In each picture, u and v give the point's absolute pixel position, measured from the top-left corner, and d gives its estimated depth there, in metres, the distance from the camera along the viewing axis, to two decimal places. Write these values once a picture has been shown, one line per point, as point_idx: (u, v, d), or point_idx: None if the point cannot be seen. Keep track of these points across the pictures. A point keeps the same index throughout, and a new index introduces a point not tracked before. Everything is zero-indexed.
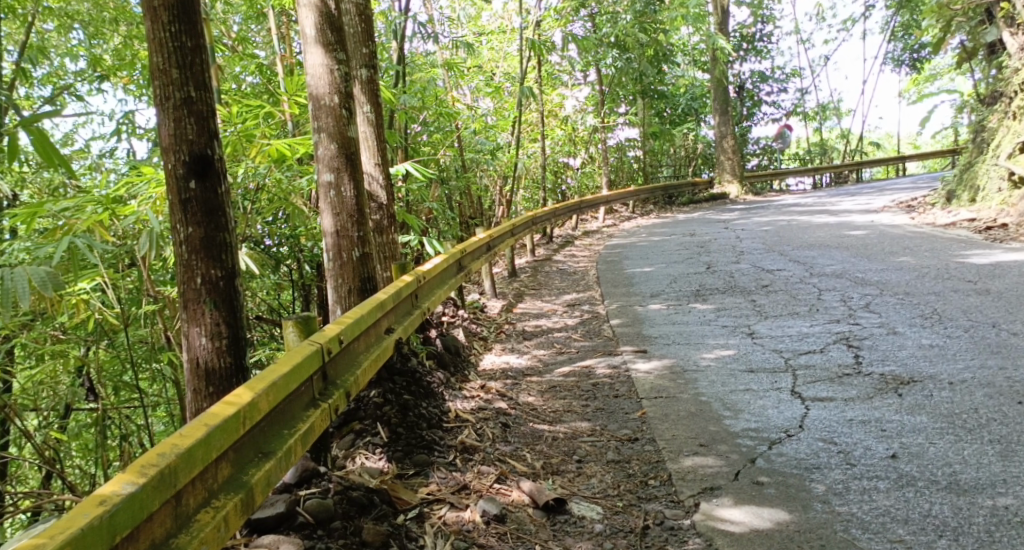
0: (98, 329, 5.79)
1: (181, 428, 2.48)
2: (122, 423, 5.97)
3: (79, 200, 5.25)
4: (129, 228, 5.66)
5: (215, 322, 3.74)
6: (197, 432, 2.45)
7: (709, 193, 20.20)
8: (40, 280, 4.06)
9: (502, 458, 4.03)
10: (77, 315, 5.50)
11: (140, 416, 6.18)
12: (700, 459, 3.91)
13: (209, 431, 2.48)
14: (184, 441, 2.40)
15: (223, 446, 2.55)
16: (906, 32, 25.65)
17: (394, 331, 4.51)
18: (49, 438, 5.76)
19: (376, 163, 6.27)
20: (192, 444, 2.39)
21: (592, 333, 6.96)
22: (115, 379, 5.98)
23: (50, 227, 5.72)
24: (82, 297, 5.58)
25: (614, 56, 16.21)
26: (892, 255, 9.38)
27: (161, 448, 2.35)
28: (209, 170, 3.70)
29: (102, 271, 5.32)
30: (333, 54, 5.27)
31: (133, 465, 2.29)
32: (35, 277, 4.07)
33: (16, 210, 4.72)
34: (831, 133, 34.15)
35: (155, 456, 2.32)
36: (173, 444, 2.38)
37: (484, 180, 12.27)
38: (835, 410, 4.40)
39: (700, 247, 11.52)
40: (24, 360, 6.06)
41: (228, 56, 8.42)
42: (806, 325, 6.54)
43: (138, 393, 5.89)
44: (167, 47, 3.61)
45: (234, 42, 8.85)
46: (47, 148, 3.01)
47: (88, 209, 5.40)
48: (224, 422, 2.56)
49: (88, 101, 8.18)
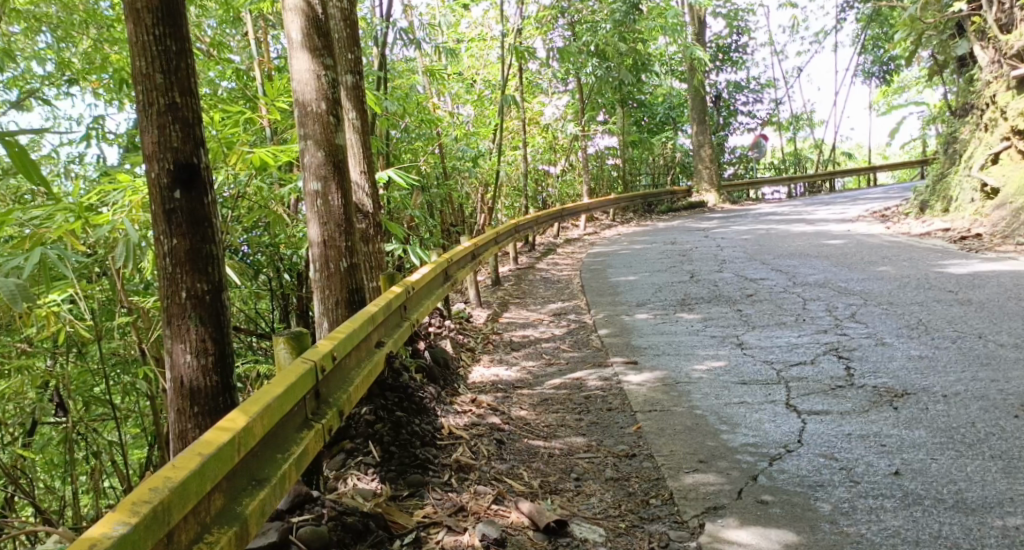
0: (67, 342, 5.61)
1: (172, 460, 2.35)
2: (94, 439, 5.78)
3: (50, 208, 5.07)
4: (102, 237, 5.49)
5: (201, 338, 3.60)
6: (189, 463, 2.32)
7: (687, 201, 20.23)
8: (9, 295, 3.91)
9: (498, 477, 3.92)
10: (47, 328, 5.32)
11: (113, 432, 5.99)
12: (701, 477, 3.84)
13: (203, 461, 2.35)
14: (176, 473, 2.27)
15: (217, 476, 2.42)
16: (876, 43, 25.92)
17: (384, 345, 4.41)
18: (18, 456, 5.57)
19: (362, 171, 6.15)
20: (185, 476, 2.26)
21: (580, 343, 6.87)
22: (85, 394, 5.79)
23: (17, 236, 5.52)
24: (51, 309, 5.40)
25: (593, 65, 16.19)
26: (872, 265, 9.39)
27: (153, 483, 2.22)
28: (195, 178, 3.56)
29: (73, 283, 5.15)
30: (320, 59, 5.16)
31: (124, 501, 2.16)
32: (4, 291, 3.92)
33: None
34: (805, 143, 34.45)
35: (147, 492, 2.19)
36: (165, 478, 2.25)
37: (465, 188, 12.17)
38: (832, 424, 4.34)
39: (681, 256, 11.48)
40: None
41: (203, 62, 8.25)
42: (795, 335, 6.50)
43: (110, 407, 5.71)
44: (151, 51, 3.48)
45: (208, 47, 8.67)
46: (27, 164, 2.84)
47: (58, 218, 5.22)
48: (218, 451, 2.43)
49: (57, 106, 7.98)
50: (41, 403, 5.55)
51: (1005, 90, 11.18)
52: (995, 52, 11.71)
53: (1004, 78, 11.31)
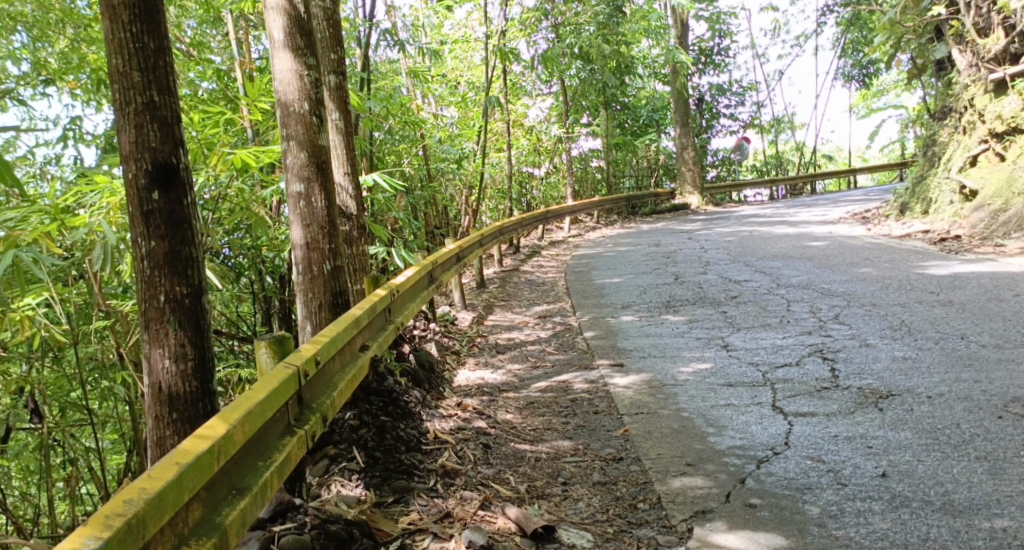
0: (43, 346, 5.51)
1: (149, 470, 2.28)
2: (70, 446, 5.68)
3: (25, 210, 4.99)
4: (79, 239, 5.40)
5: (180, 343, 3.53)
6: (167, 473, 2.25)
7: (670, 203, 20.28)
8: None
9: (484, 482, 3.89)
10: (21, 333, 5.22)
11: (92, 437, 5.91)
12: (689, 480, 3.82)
13: (181, 471, 2.29)
14: (153, 484, 2.20)
15: (196, 486, 2.35)
16: (856, 47, 26.12)
17: (368, 349, 4.37)
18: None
19: (346, 172, 6.10)
20: (162, 487, 2.19)
21: (566, 346, 6.84)
22: (61, 400, 5.69)
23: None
24: (26, 313, 5.29)
25: (577, 67, 16.22)
26: (854, 266, 9.43)
27: (128, 494, 2.15)
28: (174, 179, 3.51)
29: (50, 286, 5.06)
30: (303, 59, 5.11)
31: (98, 513, 2.09)
32: None
33: None
34: (787, 146, 34.65)
35: (121, 505, 2.11)
36: (141, 489, 2.18)
37: (449, 190, 12.14)
38: (819, 425, 4.33)
39: (666, 258, 11.49)
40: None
41: (184, 63, 8.19)
42: (779, 337, 6.50)
43: (88, 412, 5.62)
44: (128, 49, 3.42)
45: (190, 48, 8.61)
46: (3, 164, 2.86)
47: (33, 220, 5.13)
48: (197, 460, 2.37)
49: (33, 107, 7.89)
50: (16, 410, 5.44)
51: (983, 93, 11.28)
52: (973, 55, 11.81)
53: (982, 82, 11.41)
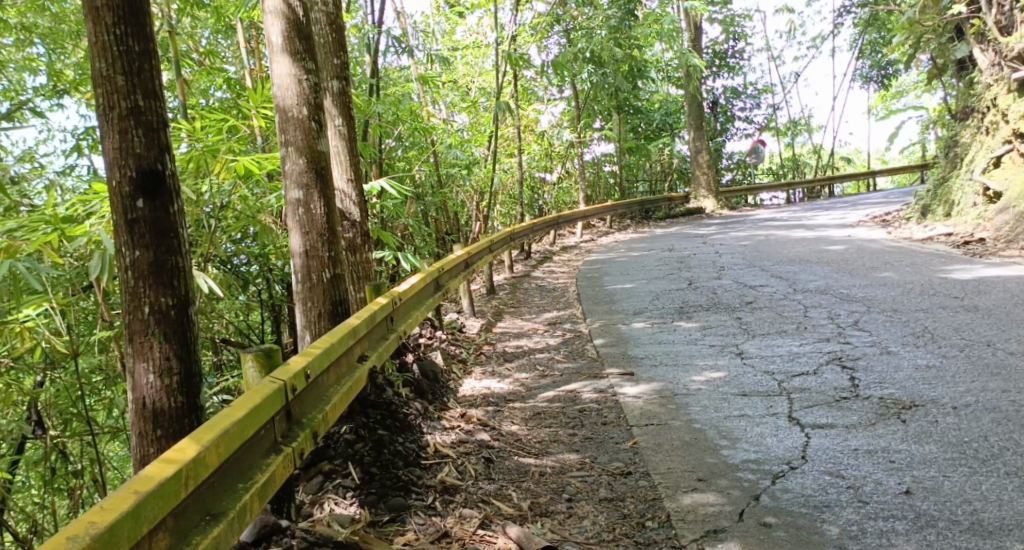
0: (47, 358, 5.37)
1: (105, 499, 2.17)
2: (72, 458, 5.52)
3: (28, 219, 4.86)
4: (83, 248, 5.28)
5: (165, 356, 3.39)
6: (122, 504, 2.14)
7: (684, 207, 20.06)
8: None
9: (485, 499, 3.76)
10: (21, 345, 5.05)
11: (95, 449, 5.76)
12: (700, 497, 3.64)
13: (139, 500, 2.17)
14: (104, 517, 2.09)
15: (159, 515, 2.24)
16: (874, 48, 25.74)
17: (367, 359, 4.21)
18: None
19: (348, 178, 5.96)
20: (114, 520, 2.07)
21: (575, 354, 6.66)
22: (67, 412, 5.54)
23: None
24: (26, 325, 5.11)
25: (588, 71, 16.07)
26: (874, 271, 9.19)
27: (76, 528, 2.05)
28: (159, 187, 3.37)
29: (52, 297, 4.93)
30: (301, 63, 4.97)
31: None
32: None
33: None
34: (804, 148, 34.28)
35: (66, 540, 2.01)
36: (91, 522, 2.07)
37: (460, 196, 12.00)
38: (838, 438, 4.13)
39: (679, 263, 11.29)
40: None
41: (195, 72, 8.15)
42: (796, 344, 6.29)
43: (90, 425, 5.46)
44: (112, 52, 3.29)
45: (203, 58, 8.59)
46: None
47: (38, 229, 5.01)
48: (160, 487, 2.25)
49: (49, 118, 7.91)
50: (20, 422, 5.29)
51: (1006, 92, 10.99)
52: (996, 54, 11.51)
53: (1005, 81, 11.12)
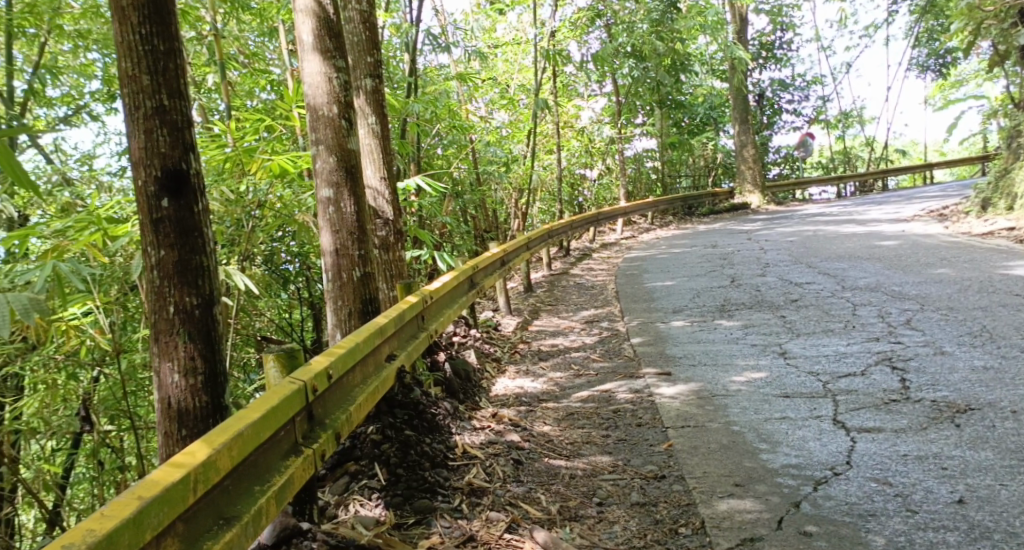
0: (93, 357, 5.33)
1: (108, 506, 2.19)
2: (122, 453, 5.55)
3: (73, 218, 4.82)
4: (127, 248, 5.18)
5: (189, 356, 3.36)
6: (123, 511, 2.15)
7: (729, 203, 19.72)
8: (21, 308, 3.77)
9: (513, 502, 3.68)
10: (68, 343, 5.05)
11: (144, 444, 5.79)
12: (737, 503, 3.50)
13: (140, 507, 2.18)
14: (102, 525, 2.10)
15: (164, 521, 2.24)
16: (931, 36, 24.94)
17: (396, 358, 4.17)
18: (45, 472, 5.37)
19: (381, 177, 5.92)
20: (111, 528, 2.08)
21: (612, 353, 6.54)
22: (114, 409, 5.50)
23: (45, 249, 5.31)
24: (71, 323, 5.14)
25: (630, 66, 15.86)
26: (929, 267, 8.87)
27: (73, 537, 2.06)
28: (184, 186, 3.33)
29: (95, 297, 4.86)
30: (332, 61, 4.92)
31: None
32: (16, 305, 3.78)
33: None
34: (855, 141, 33.47)
35: None
36: (89, 530, 2.08)
37: (499, 194, 11.93)
38: (885, 442, 3.95)
39: (722, 259, 11.07)
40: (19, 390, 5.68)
41: (242, 74, 8.27)
42: (843, 344, 6.08)
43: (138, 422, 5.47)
44: (137, 51, 3.26)
45: (246, 59, 8.67)
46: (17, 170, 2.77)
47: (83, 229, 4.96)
48: (163, 493, 2.25)
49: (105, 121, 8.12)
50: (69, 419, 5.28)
51: None
52: None
53: None
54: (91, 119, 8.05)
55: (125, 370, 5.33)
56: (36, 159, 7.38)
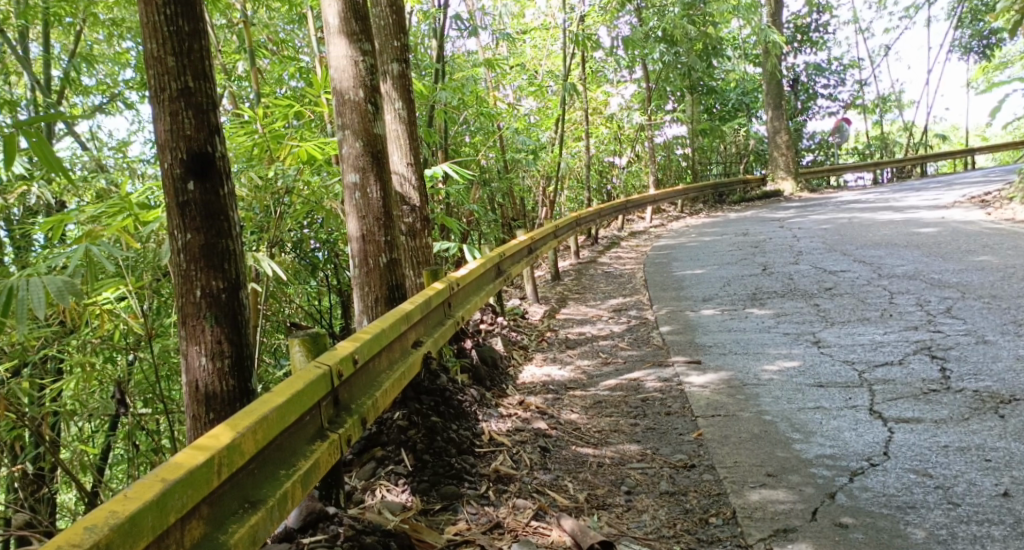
0: (125, 342, 5.33)
1: (132, 489, 2.17)
2: (157, 435, 5.59)
3: (105, 203, 4.84)
4: (157, 234, 5.15)
5: (217, 340, 3.34)
6: (146, 494, 2.12)
7: (762, 190, 19.47)
8: (56, 291, 3.80)
9: (540, 489, 3.63)
10: (102, 327, 5.08)
11: (177, 427, 5.83)
12: (769, 493, 3.42)
13: (163, 491, 2.15)
14: (125, 507, 2.08)
15: (188, 504, 2.22)
16: (975, 17, 24.31)
17: (421, 345, 4.15)
18: (82, 453, 5.43)
19: (408, 163, 5.88)
20: (132, 511, 2.06)
21: (640, 341, 6.46)
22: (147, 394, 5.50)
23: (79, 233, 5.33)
24: (105, 307, 5.17)
25: (661, 50, 15.66)
26: (971, 255, 8.64)
27: (95, 519, 2.04)
28: (210, 168, 3.30)
29: (127, 282, 4.87)
30: (357, 44, 4.87)
31: (57, 542, 1.98)
32: (51, 287, 3.81)
33: (33, 213, 4.36)
34: (893, 127, 32.82)
35: (82, 532, 2.00)
36: (111, 513, 2.06)
37: (527, 181, 11.87)
38: (925, 433, 3.84)
39: (754, 247, 10.92)
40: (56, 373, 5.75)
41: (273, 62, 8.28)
42: (879, 333, 5.94)
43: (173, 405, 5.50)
44: (162, 33, 3.22)
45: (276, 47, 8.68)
46: (49, 159, 3.03)
47: (117, 214, 4.96)
48: (187, 476, 2.23)
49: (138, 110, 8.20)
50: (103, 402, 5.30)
51: None
52: None
53: None
54: (126, 107, 8.12)
55: (159, 354, 5.35)
56: (72, 147, 7.46)
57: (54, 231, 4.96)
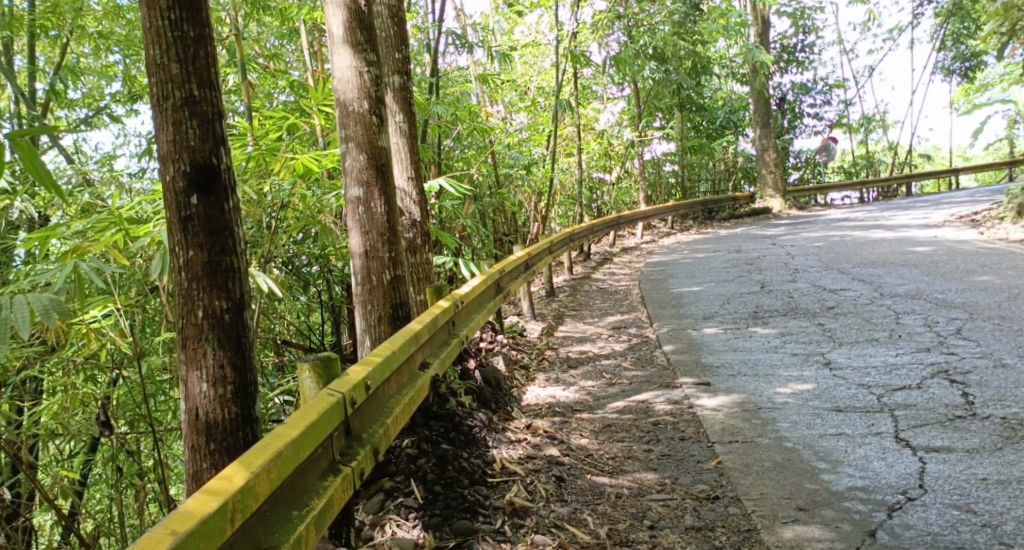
0: (110, 361, 5.05)
1: (140, 539, 1.98)
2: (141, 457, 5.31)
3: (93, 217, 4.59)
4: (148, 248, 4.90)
5: (219, 364, 3.12)
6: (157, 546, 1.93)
7: (751, 208, 19.37)
8: (42, 310, 3.60)
9: (558, 524, 3.49)
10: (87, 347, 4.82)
11: (162, 449, 5.55)
12: (804, 530, 3.31)
13: (175, 542, 1.96)
14: None
15: None
16: (958, 39, 24.45)
17: (429, 367, 3.96)
18: (62, 478, 5.15)
19: (409, 177, 5.69)
20: None
21: (644, 360, 6.28)
22: (131, 415, 5.20)
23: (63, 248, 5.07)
24: (92, 326, 4.93)
25: (651, 68, 15.60)
26: (971, 274, 8.56)
27: None
28: (214, 182, 3.10)
29: (115, 299, 4.62)
30: (363, 55, 4.70)
31: None
32: (36, 306, 3.60)
33: (18, 230, 4.15)
34: (877, 146, 32.89)
35: None
36: None
37: (518, 197, 11.67)
38: (961, 464, 3.70)
39: (749, 264, 10.79)
40: (37, 392, 5.50)
41: (263, 76, 8.09)
42: (892, 354, 5.78)
43: (159, 426, 5.20)
44: (166, 38, 3.03)
45: (266, 61, 8.48)
46: (37, 168, 2.80)
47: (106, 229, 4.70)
48: (200, 526, 2.03)
49: (126, 123, 8.00)
50: (82, 425, 4.99)
51: None
52: None
53: None
54: (112, 120, 7.89)
55: (146, 373, 5.07)
56: (57, 160, 7.24)
57: (40, 247, 4.76)
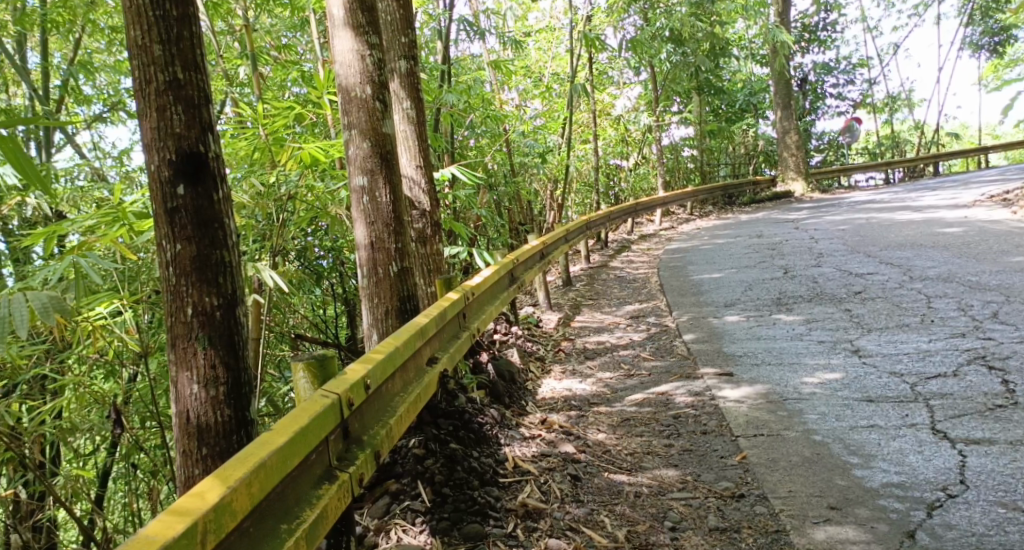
0: (118, 358, 4.90)
1: None
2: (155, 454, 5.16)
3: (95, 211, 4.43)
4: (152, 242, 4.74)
5: (210, 364, 2.95)
6: None
7: (772, 191, 19.02)
8: (39, 307, 3.42)
9: (574, 527, 3.30)
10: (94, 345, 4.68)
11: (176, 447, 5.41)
12: (836, 531, 3.10)
13: None
14: None
15: None
16: (985, 14, 23.81)
17: (437, 362, 3.77)
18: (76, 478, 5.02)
19: (417, 165, 5.49)
20: None
21: (664, 350, 6.06)
22: (144, 412, 5.06)
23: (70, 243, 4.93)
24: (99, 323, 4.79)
25: (668, 50, 15.29)
26: (1004, 255, 8.24)
27: None
28: (202, 171, 2.92)
29: (121, 294, 4.47)
30: (364, 38, 4.51)
31: None
32: (34, 303, 3.43)
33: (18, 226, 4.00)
34: (902, 126, 32.27)
35: None
36: None
37: (534, 185, 11.45)
38: (1003, 457, 3.47)
39: (771, 249, 10.51)
40: (49, 392, 5.39)
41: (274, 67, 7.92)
42: (925, 340, 5.52)
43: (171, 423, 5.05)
44: (147, 18, 2.85)
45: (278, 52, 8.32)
46: (21, 161, 2.46)
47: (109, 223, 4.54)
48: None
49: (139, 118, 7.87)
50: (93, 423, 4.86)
51: None
52: None
53: None
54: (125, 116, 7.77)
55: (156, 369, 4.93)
56: (69, 157, 7.14)
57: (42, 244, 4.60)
